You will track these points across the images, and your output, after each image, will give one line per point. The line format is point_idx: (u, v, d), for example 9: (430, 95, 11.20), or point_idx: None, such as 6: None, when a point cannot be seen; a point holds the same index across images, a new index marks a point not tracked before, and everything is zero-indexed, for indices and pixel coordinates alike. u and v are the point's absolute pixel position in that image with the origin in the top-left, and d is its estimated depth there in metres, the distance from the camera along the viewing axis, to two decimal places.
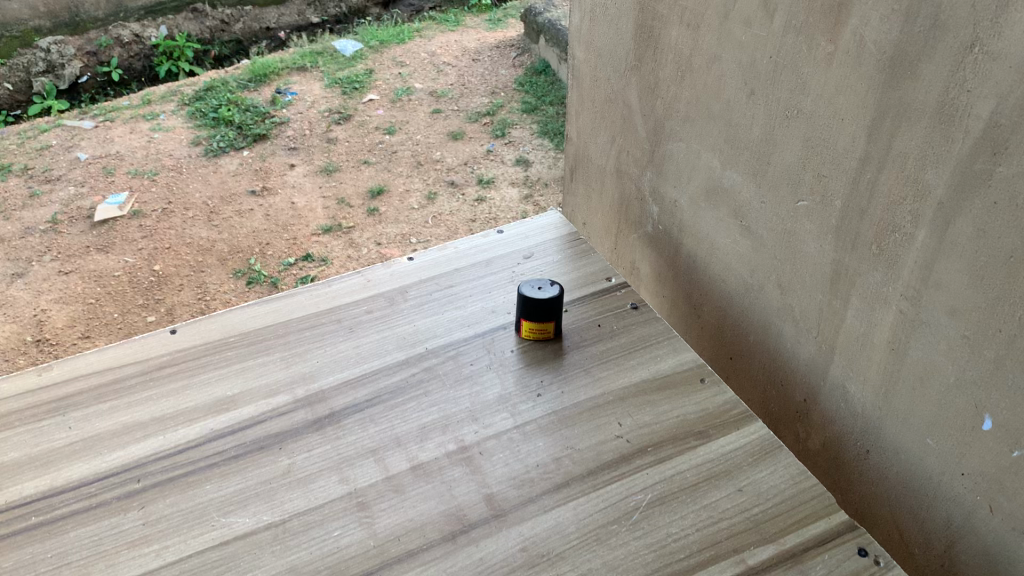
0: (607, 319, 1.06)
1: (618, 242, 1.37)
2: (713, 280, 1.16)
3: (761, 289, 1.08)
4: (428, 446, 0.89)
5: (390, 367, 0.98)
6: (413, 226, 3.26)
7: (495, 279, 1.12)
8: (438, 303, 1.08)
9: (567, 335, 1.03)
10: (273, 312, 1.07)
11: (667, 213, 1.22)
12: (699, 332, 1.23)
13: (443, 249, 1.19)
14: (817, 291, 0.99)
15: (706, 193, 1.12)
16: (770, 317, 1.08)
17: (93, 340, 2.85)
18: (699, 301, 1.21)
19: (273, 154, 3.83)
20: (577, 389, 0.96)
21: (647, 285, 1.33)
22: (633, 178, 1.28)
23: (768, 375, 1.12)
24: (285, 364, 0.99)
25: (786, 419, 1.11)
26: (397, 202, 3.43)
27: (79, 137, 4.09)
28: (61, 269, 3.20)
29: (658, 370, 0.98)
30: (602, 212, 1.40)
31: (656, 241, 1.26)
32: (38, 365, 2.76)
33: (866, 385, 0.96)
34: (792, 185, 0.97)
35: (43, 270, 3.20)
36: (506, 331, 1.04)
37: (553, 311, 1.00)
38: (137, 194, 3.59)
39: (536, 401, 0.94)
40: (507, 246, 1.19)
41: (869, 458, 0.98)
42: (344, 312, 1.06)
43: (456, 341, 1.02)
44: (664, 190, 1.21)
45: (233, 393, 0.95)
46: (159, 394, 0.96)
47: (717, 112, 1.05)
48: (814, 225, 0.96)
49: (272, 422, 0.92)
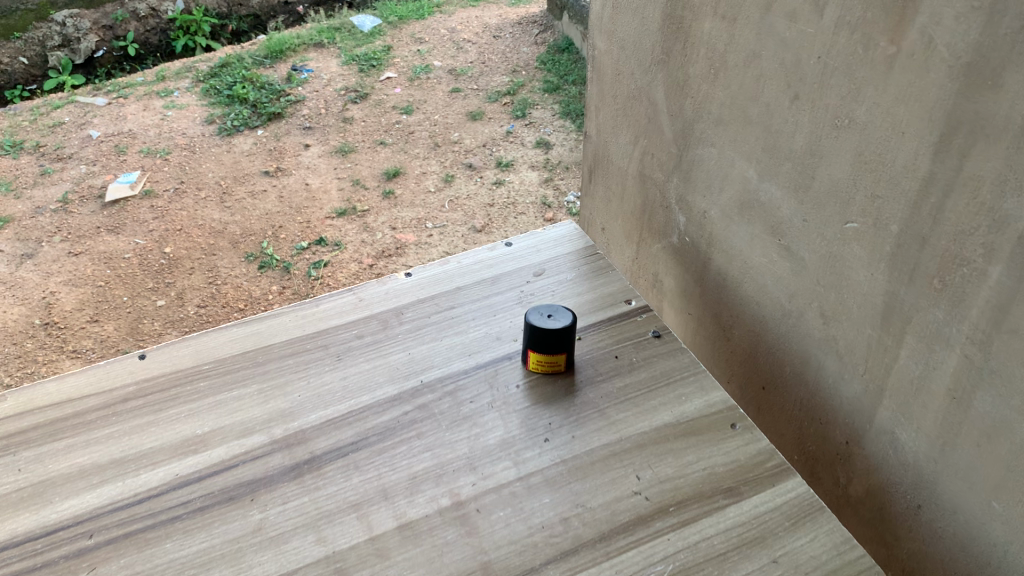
0: (626, 350, 0.94)
1: (640, 251, 1.26)
2: (745, 302, 1.04)
3: (801, 316, 0.96)
4: (419, 500, 0.78)
5: (379, 403, 0.87)
6: (429, 210, 3.15)
7: (502, 299, 1.01)
8: (437, 327, 0.97)
9: (581, 367, 0.92)
10: (252, 335, 0.96)
11: (695, 225, 1.10)
12: (727, 357, 1.11)
13: (444, 263, 1.08)
14: (866, 324, 0.86)
15: (739, 206, 1.00)
16: (810, 348, 0.96)
17: (100, 324, 2.77)
18: (728, 323, 1.09)
19: (288, 133, 3.72)
20: (591, 434, 0.84)
21: (671, 300, 1.21)
22: (657, 184, 1.16)
23: (804, 411, 1.00)
24: (262, 399, 0.88)
25: (824, 461, 0.99)
26: (414, 184, 3.31)
27: (93, 114, 4.00)
28: (70, 251, 3.12)
29: (683, 412, 0.87)
30: (623, 217, 1.29)
31: (682, 253, 1.15)
32: (46, 350, 2.68)
33: (920, 434, 0.84)
34: (840, 204, 0.85)
35: (52, 251, 3.12)
36: (512, 362, 0.92)
37: (565, 341, 0.89)
38: (150, 174, 3.50)
39: (544, 448, 0.83)
40: (516, 261, 1.08)
41: (921, 514, 0.87)
42: (331, 337, 0.96)
43: (454, 372, 0.91)
44: (692, 199, 1.09)
45: (203, 432, 0.85)
46: (120, 431, 0.85)
47: (754, 117, 0.93)
48: (865, 251, 0.83)
49: (244, 468, 0.82)
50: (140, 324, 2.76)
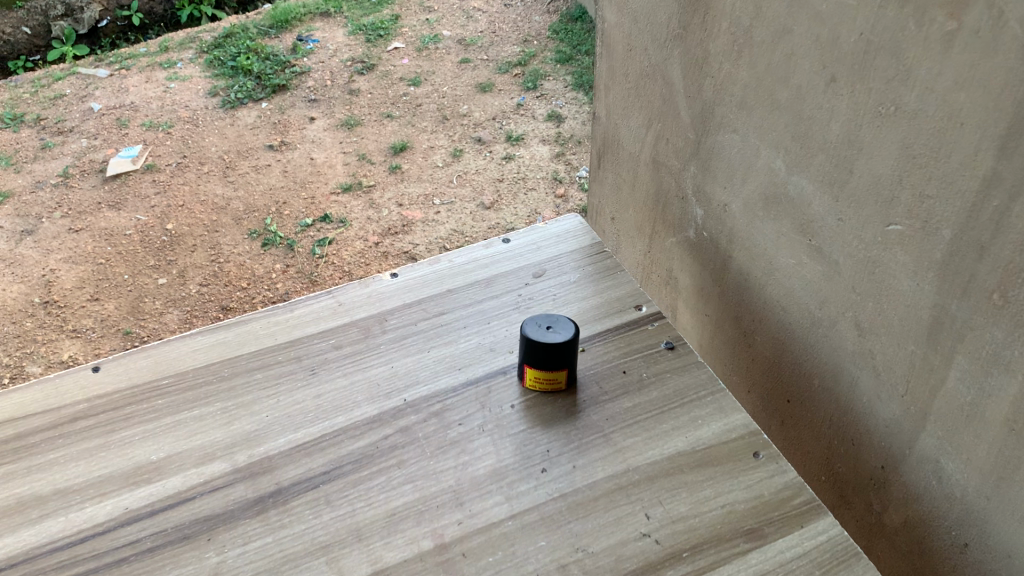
0: (635, 364, 0.84)
1: (653, 244, 1.15)
2: (769, 306, 0.94)
3: (832, 326, 0.85)
4: (396, 542, 0.68)
5: (356, 425, 0.78)
6: (437, 185, 3.02)
7: (497, 304, 0.91)
8: (424, 336, 0.87)
9: (584, 385, 0.82)
10: (218, 345, 0.87)
11: (714, 219, 0.99)
12: (747, 364, 1.01)
13: (435, 263, 0.98)
14: (908, 340, 0.76)
15: (765, 200, 0.89)
16: (842, 361, 0.85)
17: (101, 303, 2.67)
18: (749, 327, 0.99)
19: (293, 106, 3.60)
20: (594, 464, 0.75)
21: (686, 299, 1.11)
22: (672, 173, 1.05)
23: (834, 428, 0.90)
24: (225, 420, 0.79)
25: (856, 485, 0.89)
26: (421, 159, 3.18)
27: (95, 86, 3.90)
28: (71, 227, 3.02)
29: (699, 438, 0.77)
30: (635, 207, 1.18)
31: (700, 249, 1.04)
32: (45, 330, 2.59)
33: (969, 466, 0.73)
34: (882, 204, 0.74)
35: (52, 228, 3.02)
36: (506, 378, 0.82)
37: (567, 356, 0.79)
38: (153, 148, 3.40)
39: (540, 480, 0.73)
40: (514, 260, 0.98)
41: (968, 553, 0.76)
42: (305, 347, 0.86)
43: (442, 389, 0.81)
44: (711, 190, 0.98)
45: (157, 458, 0.76)
46: (66, 457, 0.76)
47: (783, 101, 0.82)
48: (910, 258, 0.73)
49: (201, 502, 0.72)
50: (141, 303, 2.66)
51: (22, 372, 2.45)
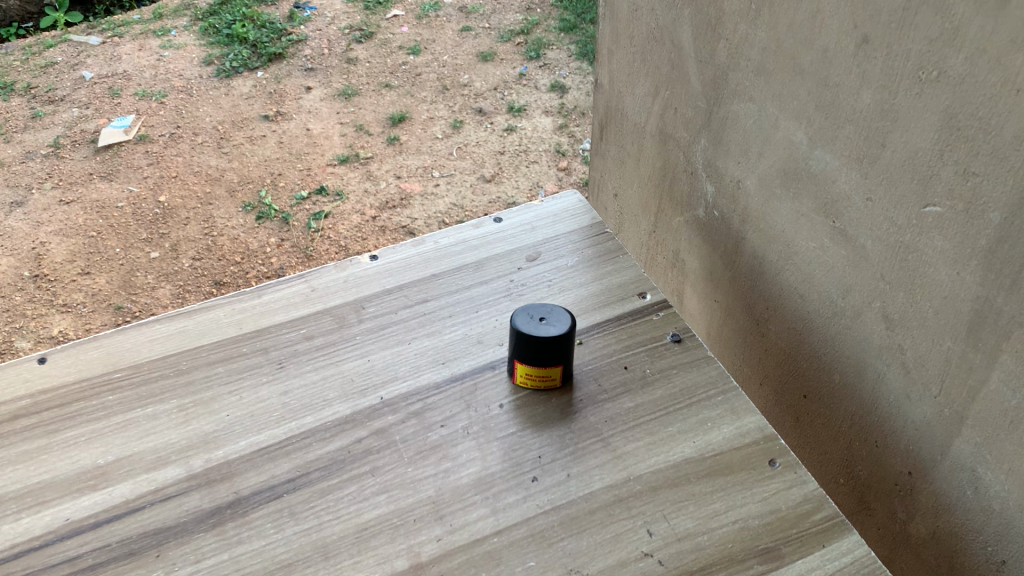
0: (638, 359, 0.76)
1: (659, 223, 1.07)
2: (785, 293, 0.86)
3: (857, 317, 0.77)
4: (366, 563, 0.61)
5: (326, 426, 0.70)
6: (436, 157, 2.83)
7: (486, 291, 0.83)
8: (405, 326, 0.79)
9: (582, 382, 0.74)
10: (178, 334, 0.79)
11: (725, 196, 0.91)
12: (760, 355, 0.93)
13: (419, 244, 0.90)
14: (945, 335, 0.68)
15: (783, 177, 0.81)
16: (867, 356, 0.77)
17: (92, 277, 2.46)
18: (763, 315, 0.90)
19: (290, 75, 3.38)
20: (590, 472, 0.67)
21: (694, 283, 1.03)
22: (680, 145, 0.97)
23: (855, 428, 0.82)
24: (181, 420, 0.71)
25: (878, 490, 0.81)
26: (420, 130, 2.98)
27: (87, 54, 3.71)
28: (61, 199, 2.79)
29: (708, 444, 0.69)
30: (640, 183, 1.10)
31: (709, 229, 0.96)
32: (34, 308, 2.39)
33: (1009, 478, 0.65)
34: (918, 182, 0.65)
35: (43, 199, 2.80)
36: (495, 374, 0.74)
37: (562, 351, 0.71)
38: (147, 117, 3.19)
39: (530, 490, 0.65)
40: (505, 241, 0.90)
41: (1005, 572, 0.68)
42: (273, 337, 0.78)
43: (423, 386, 0.73)
44: (723, 165, 0.89)
45: (105, 462, 0.68)
46: (4, 460, 0.69)
47: (807, 66, 0.73)
48: (951, 244, 0.64)
49: (151, 513, 0.65)
50: (132, 277, 2.45)
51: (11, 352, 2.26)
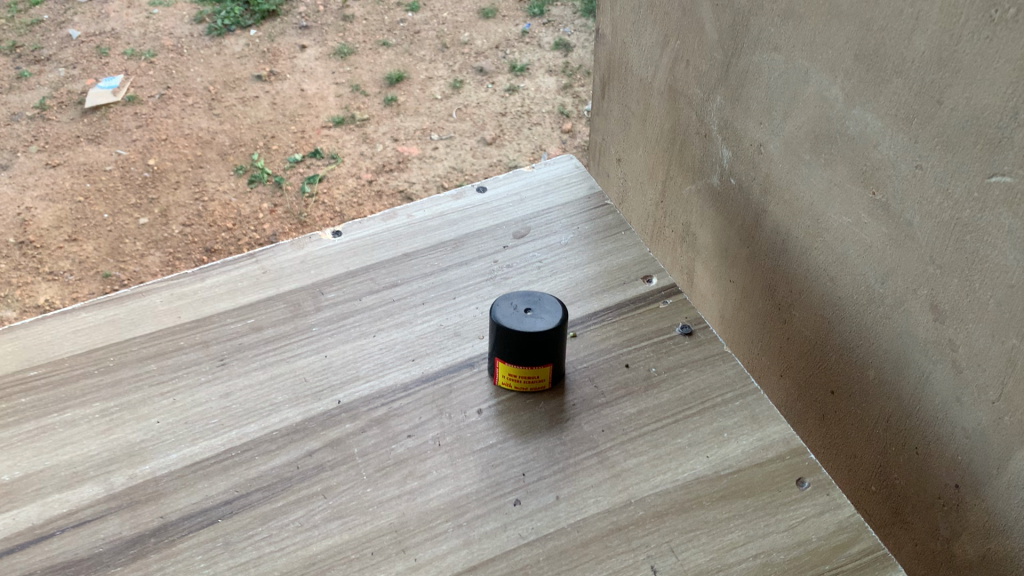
0: (642, 357, 0.65)
1: (667, 192, 0.95)
2: (812, 275, 0.74)
3: (898, 306, 0.66)
4: None
5: (272, 438, 0.60)
6: (434, 119, 2.48)
7: (465, 274, 0.72)
8: (371, 316, 0.69)
9: (574, 384, 0.63)
10: (106, 325, 0.68)
11: (743, 162, 0.79)
12: (781, 343, 0.82)
13: (389, 218, 0.79)
14: (1009, 331, 0.56)
15: (812, 141, 0.69)
16: (908, 350, 0.66)
17: (80, 244, 2.20)
18: (785, 299, 0.79)
19: (284, 33, 2.94)
20: (584, 495, 0.56)
21: (706, 260, 0.92)
22: (692, 104, 0.85)
23: (891, 430, 0.71)
24: (104, 427, 0.61)
25: (916, 502, 0.71)
26: (418, 91, 2.60)
27: (73, 10, 3.21)
28: (48, 162, 2.48)
29: (723, 459, 0.58)
30: (645, 147, 0.98)
31: (724, 200, 0.84)
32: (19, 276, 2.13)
33: None
34: (982, 147, 0.54)
35: (29, 162, 2.48)
36: (474, 373, 0.64)
37: (551, 349, 0.60)
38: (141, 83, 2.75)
39: (513, 516, 0.55)
40: (488, 215, 0.79)
41: None
42: (214, 329, 0.68)
43: (388, 388, 0.63)
44: (742, 126, 0.78)
45: (11, 480, 0.58)
46: None
47: (847, 7, 0.61)
48: (1020, 223, 0.52)
49: (61, 543, 0.54)
50: (121, 244, 2.18)
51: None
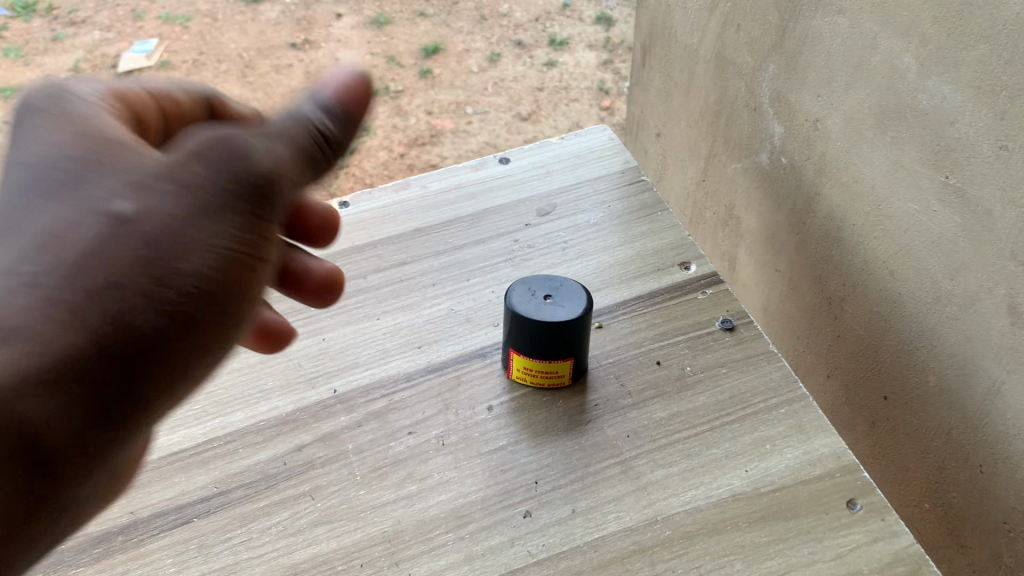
0: (676, 356, 0.58)
1: (709, 171, 0.88)
2: (869, 267, 0.67)
3: (969, 307, 0.58)
4: None
5: (259, 429, 0.54)
6: (469, 92, 2.09)
7: (482, 252, 0.66)
8: (376, 296, 0.63)
9: (598, 382, 0.56)
10: None
11: (797, 140, 0.71)
12: (830, 341, 0.74)
13: (403, 189, 0.73)
14: None
15: (879, 116, 0.61)
16: (978, 358, 0.58)
17: None
18: (837, 293, 0.72)
19: None
20: (605, 512, 0.49)
21: (750, 246, 0.84)
22: (742, 73, 0.77)
23: (951, 444, 0.63)
24: None
25: (976, 525, 0.63)
26: (455, 64, 2.17)
27: None
28: None
29: (765, 474, 0.51)
30: (687, 121, 0.90)
31: (773, 181, 0.77)
32: None
33: None
34: None
35: None
36: (485, 364, 0.57)
37: (573, 341, 0.54)
38: (129, 33, 2.23)
39: (524, 531, 0.48)
40: (511, 189, 0.72)
41: None
42: None
43: (390, 377, 0.57)
44: (797, 99, 0.70)
45: None
46: None
47: None
48: None
49: None
50: None
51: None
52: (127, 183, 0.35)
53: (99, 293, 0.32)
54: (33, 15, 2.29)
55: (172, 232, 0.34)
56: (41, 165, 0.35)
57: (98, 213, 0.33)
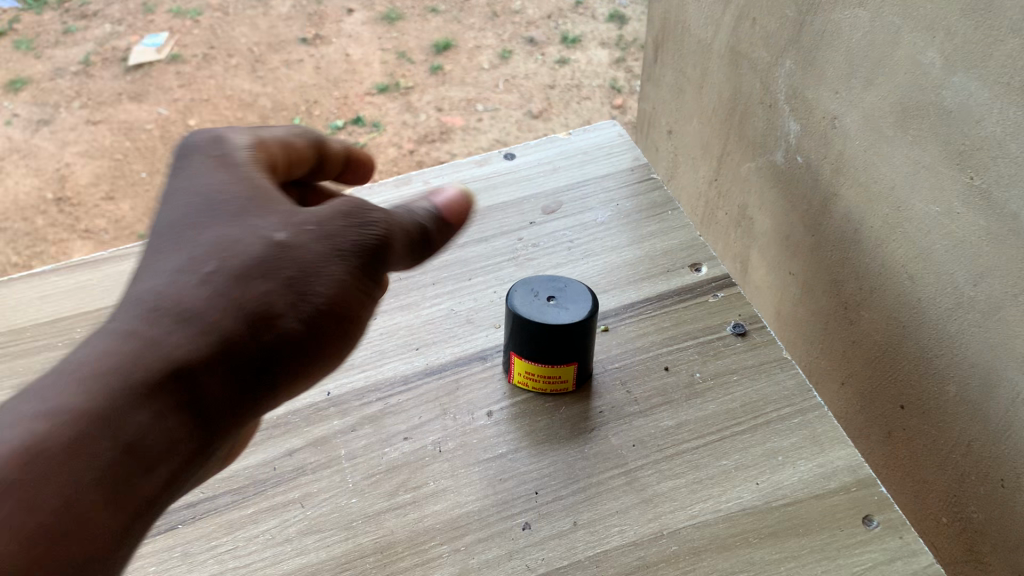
0: (685, 363, 0.55)
1: (722, 170, 0.86)
2: (887, 271, 0.64)
3: (994, 314, 0.55)
4: None
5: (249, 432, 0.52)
6: (479, 89, 2.04)
7: (485, 251, 0.64)
8: None
9: (603, 388, 0.54)
10: (77, 291, 0.63)
11: (814, 138, 0.69)
12: (845, 347, 0.72)
13: (405, 185, 0.71)
14: None
15: (901, 114, 0.58)
16: (1002, 368, 0.55)
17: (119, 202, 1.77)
18: (853, 298, 0.69)
19: None
20: (607, 526, 0.47)
21: (764, 248, 0.82)
22: (757, 69, 0.75)
23: (970, 457, 0.61)
24: None
25: (998, 541, 0.60)
26: (466, 60, 2.11)
27: None
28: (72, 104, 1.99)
29: (776, 487, 0.48)
30: (700, 118, 0.88)
31: (788, 180, 0.74)
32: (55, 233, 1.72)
33: None
34: None
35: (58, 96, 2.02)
36: (485, 367, 0.55)
37: (576, 346, 0.51)
38: (140, 27, 2.20)
39: (522, 545, 0.46)
40: (517, 185, 0.70)
41: None
42: None
43: (386, 379, 0.55)
44: (815, 96, 0.67)
45: None
46: None
47: None
48: None
49: None
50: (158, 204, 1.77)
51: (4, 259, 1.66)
52: (285, 221, 0.42)
53: (258, 303, 0.40)
54: (45, 8, 2.28)
55: (319, 264, 0.42)
56: (211, 192, 0.43)
57: (262, 237, 0.41)
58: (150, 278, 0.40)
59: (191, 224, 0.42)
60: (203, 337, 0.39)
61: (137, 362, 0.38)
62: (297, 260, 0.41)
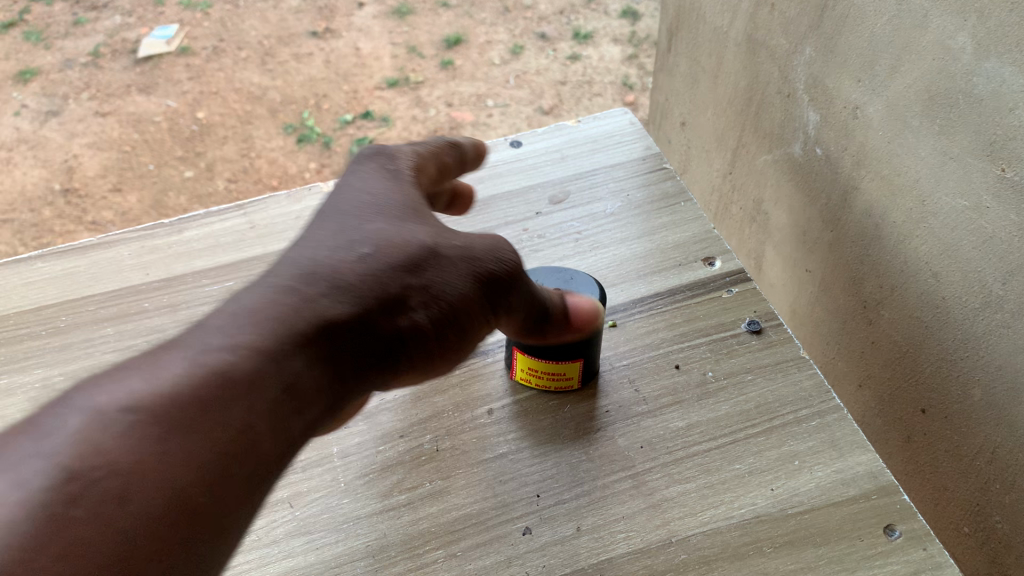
0: (696, 360, 0.53)
1: (737, 162, 0.83)
2: (911, 268, 0.61)
3: None
4: None
5: None
6: (490, 85, 2.00)
7: None
8: None
9: (610, 385, 0.51)
10: (62, 278, 0.61)
11: (834, 129, 0.66)
12: (865, 346, 0.69)
13: None
14: None
15: (928, 103, 0.55)
16: None
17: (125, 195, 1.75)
18: (873, 297, 0.66)
19: None
20: (611, 533, 0.44)
21: (780, 244, 0.79)
22: (775, 57, 0.72)
23: (995, 464, 0.58)
24: (43, 399, 0.53)
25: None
26: (477, 55, 2.07)
27: None
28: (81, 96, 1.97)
29: (791, 493, 0.46)
30: (715, 109, 0.85)
31: (806, 172, 0.71)
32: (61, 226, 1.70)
33: None
34: None
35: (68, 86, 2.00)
36: (487, 363, 0.53)
37: (584, 341, 0.49)
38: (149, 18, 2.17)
39: (522, 552, 0.43)
40: (524, 174, 0.67)
41: None
42: (187, 293, 0.59)
43: None
44: (835, 84, 0.64)
45: None
46: None
47: None
48: None
49: None
50: (164, 197, 1.75)
51: (9, 251, 1.64)
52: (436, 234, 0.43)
53: (401, 290, 0.40)
54: None
55: (464, 276, 0.42)
56: (381, 193, 0.44)
57: (420, 237, 0.42)
58: (313, 246, 0.40)
59: (352, 215, 0.43)
60: (356, 304, 0.39)
61: (301, 313, 0.37)
62: (440, 263, 0.42)
